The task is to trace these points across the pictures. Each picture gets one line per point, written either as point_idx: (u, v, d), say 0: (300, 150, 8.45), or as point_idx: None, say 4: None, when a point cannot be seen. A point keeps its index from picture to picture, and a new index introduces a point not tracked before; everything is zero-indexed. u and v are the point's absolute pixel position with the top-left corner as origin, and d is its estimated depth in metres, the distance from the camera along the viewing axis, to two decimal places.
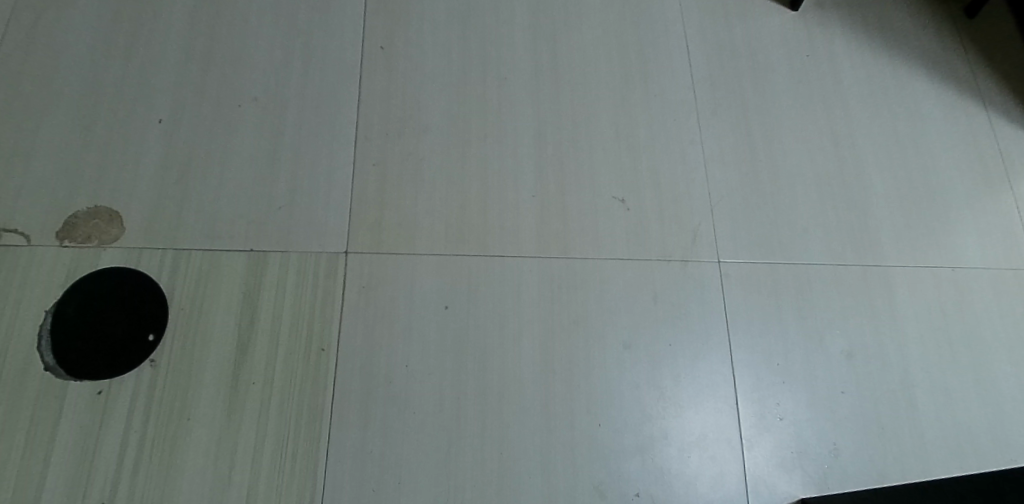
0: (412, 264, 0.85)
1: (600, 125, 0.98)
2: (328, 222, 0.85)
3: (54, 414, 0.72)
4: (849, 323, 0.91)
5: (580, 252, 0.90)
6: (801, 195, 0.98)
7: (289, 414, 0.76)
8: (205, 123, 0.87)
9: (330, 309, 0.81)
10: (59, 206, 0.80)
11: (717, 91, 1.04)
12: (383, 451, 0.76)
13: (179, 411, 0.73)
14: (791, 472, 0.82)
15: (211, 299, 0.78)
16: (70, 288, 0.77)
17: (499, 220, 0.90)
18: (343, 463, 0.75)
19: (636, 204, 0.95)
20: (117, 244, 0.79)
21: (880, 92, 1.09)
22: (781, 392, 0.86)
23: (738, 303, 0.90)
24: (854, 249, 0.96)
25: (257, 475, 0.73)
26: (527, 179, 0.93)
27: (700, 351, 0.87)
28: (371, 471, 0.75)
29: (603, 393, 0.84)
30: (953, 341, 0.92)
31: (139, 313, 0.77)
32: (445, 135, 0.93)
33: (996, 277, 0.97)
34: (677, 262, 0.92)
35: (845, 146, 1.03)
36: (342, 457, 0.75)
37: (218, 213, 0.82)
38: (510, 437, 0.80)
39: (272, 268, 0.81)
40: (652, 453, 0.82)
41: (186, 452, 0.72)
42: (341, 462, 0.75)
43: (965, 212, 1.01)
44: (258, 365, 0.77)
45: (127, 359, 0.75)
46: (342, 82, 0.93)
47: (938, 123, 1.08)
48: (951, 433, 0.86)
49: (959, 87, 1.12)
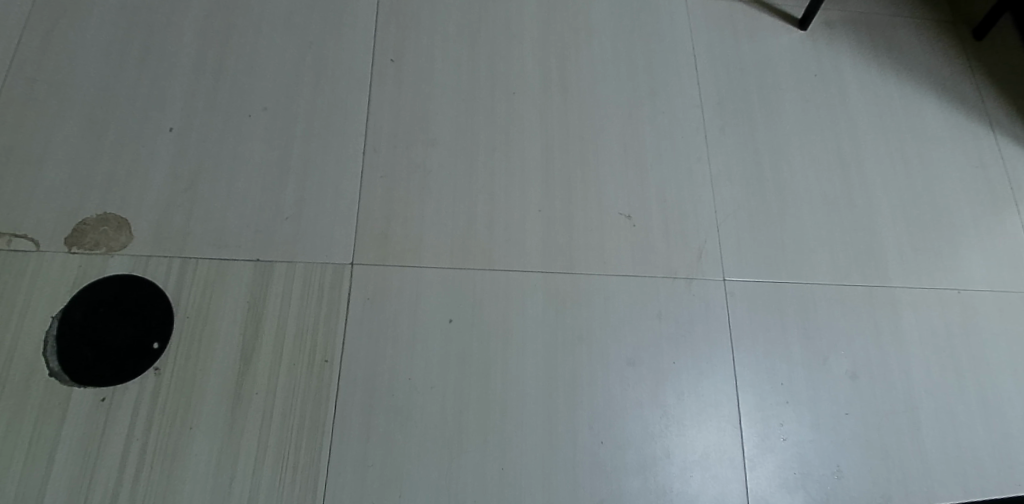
0: (417, 277, 0.86)
1: (608, 140, 0.99)
2: (337, 236, 0.87)
3: (57, 418, 0.75)
4: (854, 343, 0.92)
5: (586, 267, 0.90)
6: (808, 216, 1.00)
7: (290, 424, 0.77)
8: (215, 135, 0.91)
9: (335, 320, 0.82)
10: (70, 212, 0.84)
11: (726, 111, 1.06)
12: (381, 464, 0.76)
13: (180, 418, 0.76)
14: (794, 493, 0.83)
15: (214, 308, 0.81)
16: (77, 295, 0.80)
17: (505, 234, 0.90)
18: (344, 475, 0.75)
19: (643, 220, 0.95)
20: (124, 252, 0.82)
21: (888, 116, 1.11)
22: (784, 413, 0.87)
23: (743, 322, 0.91)
24: (860, 269, 0.97)
25: (257, 484, 0.74)
26: (533, 193, 0.93)
27: (703, 368, 0.88)
28: (369, 484, 0.75)
29: (606, 409, 0.83)
30: (957, 365, 0.93)
31: (146, 321, 0.80)
32: (452, 149, 0.94)
33: (1002, 301, 0.99)
34: (683, 280, 0.92)
35: (854, 170, 1.05)
36: (343, 469, 0.76)
37: (226, 223, 0.86)
38: (511, 452, 0.79)
39: (277, 279, 0.84)
40: (654, 471, 0.81)
41: (187, 460, 0.74)
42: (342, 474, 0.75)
43: (972, 236, 1.03)
44: (261, 374, 0.79)
45: (133, 366, 0.77)
46: (352, 96, 0.96)
47: (946, 147, 1.10)
48: (953, 456, 0.88)
49: (967, 111, 1.14)
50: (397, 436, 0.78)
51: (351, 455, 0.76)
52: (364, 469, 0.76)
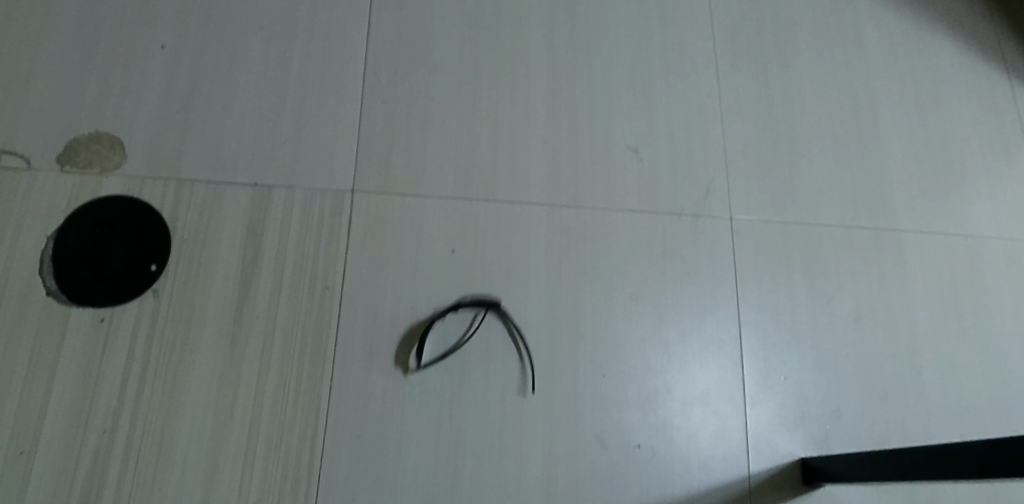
0: (419, 207, 0.84)
1: (616, 72, 0.96)
2: (338, 165, 0.85)
3: (55, 338, 0.74)
4: (859, 285, 0.91)
5: (590, 202, 0.89)
6: (818, 158, 0.98)
7: (291, 350, 0.77)
8: (209, 55, 0.88)
9: (335, 247, 0.81)
10: (62, 131, 0.81)
11: (738, 47, 1.02)
12: (415, 373, 0.77)
13: (180, 341, 0.75)
14: (792, 430, 0.83)
15: (212, 232, 0.79)
16: (71, 216, 0.78)
17: (509, 166, 0.88)
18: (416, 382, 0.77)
19: (650, 155, 0.93)
20: (118, 172, 0.80)
21: (904, 57, 1.08)
22: (786, 352, 0.87)
23: (748, 262, 0.90)
24: (868, 212, 0.96)
25: (260, 406, 0.74)
26: (538, 125, 0.91)
27: (707, 307, 0.87)
28: (457, 328, 0.80)
29: (608, 344, 0.83)
30: (961, 309, 0.93)
31: (143, 243, 0.78)
32: (456, 79, 0.91)
33: (1008, 249, 0.98)
34: (689, 217, 0.91)
35: (867, 111, 1.02)
36: (425, 358, 0.78)
37: (223, 147, 0.83)
38: (513, 383, 0.79)
39: (276, 204, 0.82)
40: (655, 406, 0.81)
41: (189, 382, 0.74)
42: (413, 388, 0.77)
43: (983, 182, 1.01)
44: (261, 299, 0.78)
45: (131, 288, 0.76)
46: (353, 19, 0.93)
47: (961, 91, 1.07)
48: (953, 401, 0.88)
49: (983, 54, 1.11)
50: (404, 351, 0.78)
51: (413, 345, 0.79)
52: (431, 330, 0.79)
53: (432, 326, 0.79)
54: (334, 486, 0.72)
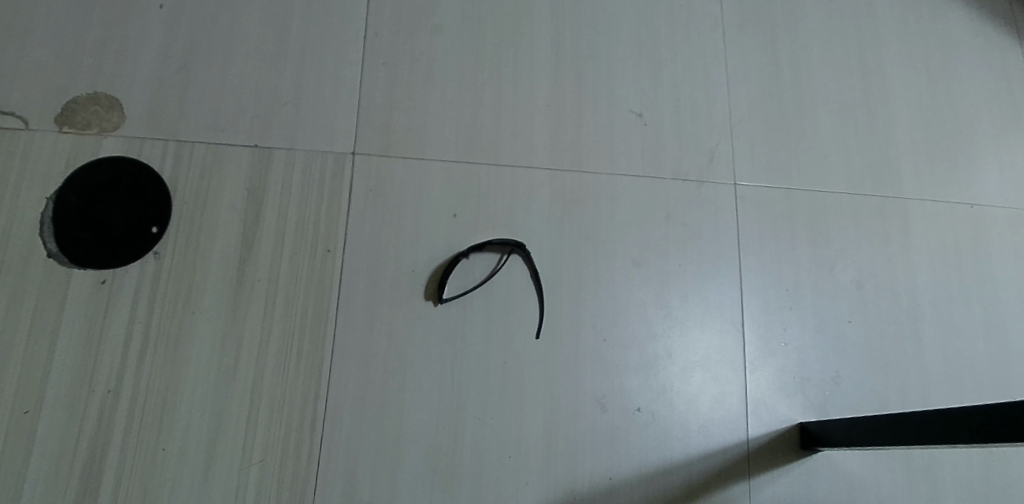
0: (420, 170, 0.83)
1: (621, 35, 0.94)
2: (338, 127, 0.84)
3: (57, 300, 0.74)
4: (862, 252, 0.91)
5: (594, 167, 0.88)
6: (825, 123, 0.96)
7: (293, 312, 0.77)
8: (207, 13, 0.86)
9: (336, 211, 0.81)
10: (60, 91, 0.80)
11: (746, 9, 1.00)
12: (419, 333, 0.78)
13: (183, 302, 0.75)
14: (792, 396, 0.84)
15: (213, 194, 0.79)
16: (71, 177, 0.78)
17: (511, 130, 0.87)
18: (418, 344, 0.78)
19: (654, 119, 0.91)
20: (117, 133, 0.80)
21: (915, 21, 1.06)
22: (788, 318, 0.87)
23: (751, 228, 0.89)
24: (873, 178, 0.95)
25: (263, 368, 0.75)
26: (541, 88, 0.90)
27: (709, 272, 0.87)
28: (479, 271, 0.81)
29: (609, 309, 0.83)
30: (964, 278, 0.92)
31: (144, 205, 0.78)
32: (458, 40, 0.90)
33: (1015, 218, 0.97)
34: (693, 182, 0.90)
35: (875, 76, 1.01)
36: (444, 296, 0.79)
37: (222, 108, 0.82)
38: (514, 347, 0.79)
39: (276, 167, 0.81)
40: (655, 371, 0.82)
41: (191, 343, 0.74)
42: (415, 351, 0.77)
43: (991, 150, 1.00)
44: (263, 262, 0.78)
45: (133, 249, 0.76)
46: None
47: (972, 57, 1.05)
48: (952, 368, 0.88)
49: (995, 19, 1.09)
50: (425, 288, 0.79)
51: (435, 283, 0.80)
52: (454, 269, 0.80)
53: (455, 264, 0.80)
54: (337, 446, 0.73)
